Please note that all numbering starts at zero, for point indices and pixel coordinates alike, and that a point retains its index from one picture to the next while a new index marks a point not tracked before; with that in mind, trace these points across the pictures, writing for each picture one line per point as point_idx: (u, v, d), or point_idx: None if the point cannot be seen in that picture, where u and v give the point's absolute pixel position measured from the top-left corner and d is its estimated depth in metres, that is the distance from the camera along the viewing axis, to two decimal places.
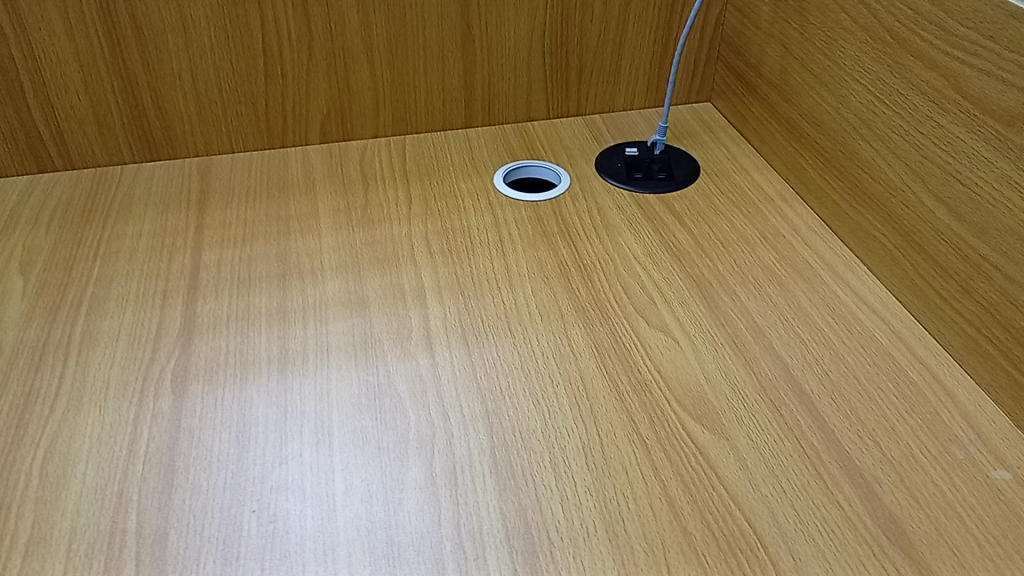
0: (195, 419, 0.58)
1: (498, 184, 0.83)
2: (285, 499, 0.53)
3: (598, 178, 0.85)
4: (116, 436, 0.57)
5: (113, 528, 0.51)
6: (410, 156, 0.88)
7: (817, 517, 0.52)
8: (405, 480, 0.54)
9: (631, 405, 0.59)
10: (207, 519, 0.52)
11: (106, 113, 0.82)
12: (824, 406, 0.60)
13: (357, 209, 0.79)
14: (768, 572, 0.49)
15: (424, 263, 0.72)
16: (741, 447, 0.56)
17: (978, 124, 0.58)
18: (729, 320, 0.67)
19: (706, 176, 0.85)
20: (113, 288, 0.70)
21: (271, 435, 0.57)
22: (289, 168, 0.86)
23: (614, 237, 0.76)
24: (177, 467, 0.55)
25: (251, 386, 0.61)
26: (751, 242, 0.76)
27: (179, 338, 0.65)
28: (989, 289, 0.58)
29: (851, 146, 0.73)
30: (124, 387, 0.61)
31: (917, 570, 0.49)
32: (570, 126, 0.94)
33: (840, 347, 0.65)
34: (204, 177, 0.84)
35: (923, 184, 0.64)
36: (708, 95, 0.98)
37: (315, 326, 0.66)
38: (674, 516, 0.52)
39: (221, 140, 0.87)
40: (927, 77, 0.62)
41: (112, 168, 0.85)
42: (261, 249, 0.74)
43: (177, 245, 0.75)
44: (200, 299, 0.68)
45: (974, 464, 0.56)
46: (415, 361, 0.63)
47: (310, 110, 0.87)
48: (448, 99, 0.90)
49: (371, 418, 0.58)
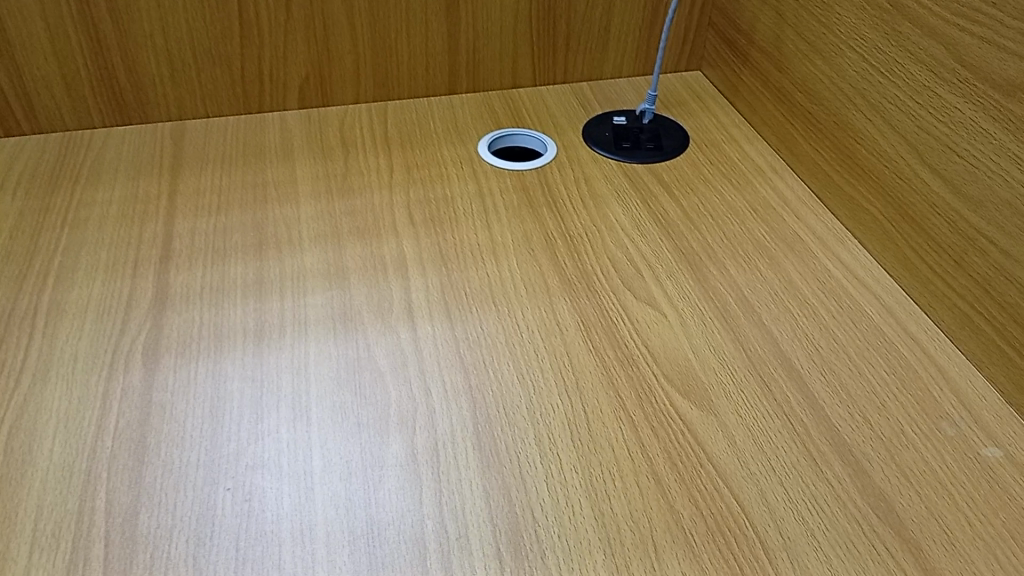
0: (167, 393, 0.56)
1: (483, 152, 0.81)
2: (260, 477, 0.51)
3: (585, 147, 0.83)
4: (84, 411, 0.55)
5: (82, 506, 0.49)
6: (392, 123, 0.85)
7: (806, 496, 0.51)
8: (385, 457, 0.52)
9: (618, 380, 0.58)
10: (179, 498, 0.50)
11: (75, 75, 0.78)
12: (813, 382, 0.58)
13: (337, 177, 0.77)
14: (756, 551, 0.48)
15: (406, 233, 0.70)
16: (730, 424, 0.55)
17: (977, 94, 0.56)
18: (718, 294, 0.66)
19: (695, 147, 0.84)
20: (82, 256, 0.67)
21: (246, 411, 0.55)
22: (267, 134, 0.83)
23: (601, 208, 0.75)
24: (149, 443, 0.53)
25: (225, 359, 0.59)
26: (741, 214, 0.74)
27: (150, 310, 0.62)
28: (983, 264, 0.57)
29: (845, 116, 0.71)
30: (93, 360, 0.58)
31: (907, 549, 0.48)
32: (557, 94, 0.92)
33: (830, 322, 0.63)
34: (178, 142, 0.81)
35: (918, 156, 0.63)
36: (698, 64, 0.96)
37: (293, 297, 0.64)
38: (661, 494, 0.51)
39: (195, 104, 0.83)
40: (926, 46, 0.60)
41: (81, 133, 0.82)
42: (237, 218, 0.71)
43: (149, 213, 0.72)
44: (172, 269, 0.66)
45: (965, 442, 0.55)
46: (396, 334, 0.61)
47: (288, 74, 0.84)
48: (431, 64, 0.87)
49: (350, 393, 0.57)
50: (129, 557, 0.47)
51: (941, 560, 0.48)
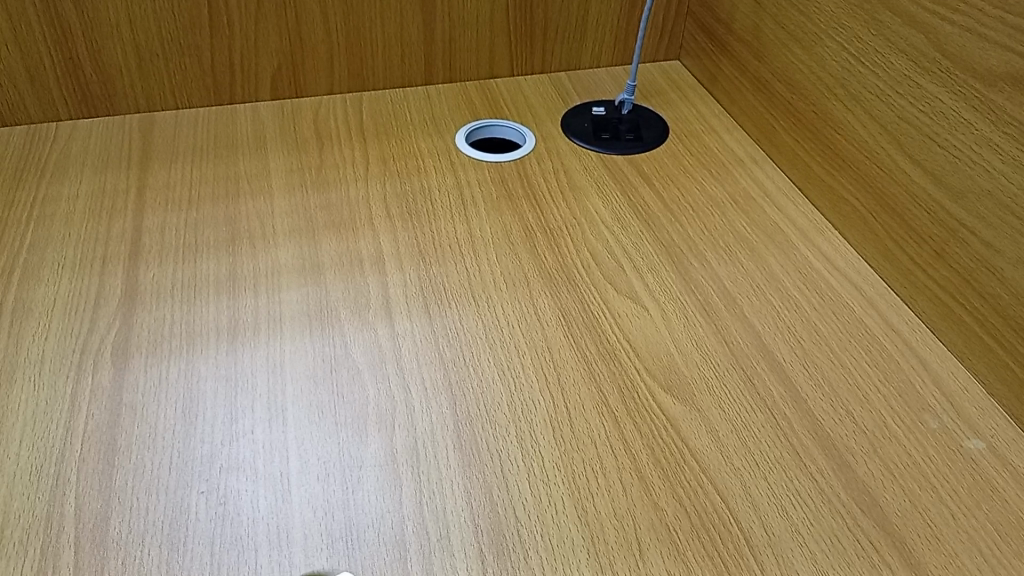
0: (138, 394, 0.55)
1: (460, 144, 0.80)
2: (235, 479, 0.50)
3: (564, 139, 0.82)
4: (52, 414, 0.53)
5: (50, 512, 0.48)
6: (367, 114, 0.84)
7: (790, 490, 0.51)
8: (363, 457, 0.51)
9: (600, 375, 0.57)
10: (152, 502, 0.49)
11: (38, 66, 0.76)
12: (796, 375, 0.58)
13: (311, 169, 0.75)
14: (741, 547, 0.48)
15: (382, 227, 0.69)
16: (713, 418, 0.55)
17: (958, 84, 0.56)
18: (699, 286, 0.65)
19: (674, 137, 0.83)
20: (48, 253, 0.65)
21: (220, 411, 0.54)
22: (239, 126, 0.81)
23: (581, 200, 0.74)
24: (119, 446, 0.51)
25: (198, 358, 0.57)
26: (721, 205, 0.74)
27: (119, 308, 0.61)
28: (964, 254, 0.57)
29: (825, 106, 0.70)
30: (60, 360, 0.57)
31: (892, 544, 0.48)
32: (535, 84, 0.91)
33: (812, 314, 0.63)
34: (147, 135, 0.79)
35: (899, 146, 0.62)
36: (677, 53, 0.95)
37: (267, 293, 0.62)
38: (645, 491, 0.50)
39: (164, 95, 0.81)
40: (906, 35, 0.60)
41: (46, 125, 0.80)
42: (208, 213, 0.70)
43: (118, 208, 0.70)
44: (142, 265, 0.64)
45: (947, 434, 0.55)
46: (373, 331, 0.60)
47: (260, 65, 0.82)
48: (407, 55, 0.86)
49: (327, 392, 0.55)
50: (99, 564, 0.45)
51: (925, 553, 0.48)
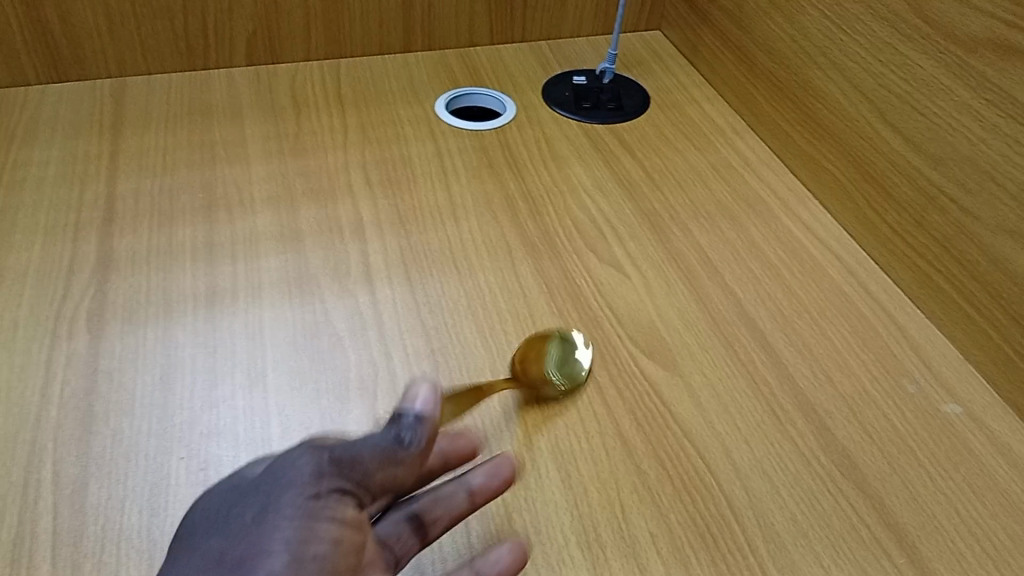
0: (115, 361, 0.54)
1: (440, 112, 0.79)
2: (217, 445, 0.49)
3: (545, 107, 0.81)
4: (26, 380, 0.52)
5: (27, 479, 0.47)
6: (345, 82, 0.82)
7: (771, 453, 0.51)
8: (346, 423, 0.51)
9: (583, 342, 0.57)
10: (132, 468, 0.48)
11: (5, 27, 0.74)
12: (776, 341, 0.58)
13: (289, 136, 0.74)
14: (723, 509, 0.48)
15: (362, 195, 0.68)
16: (695, 384, 0.55)
17: (940, 50, 0.56)
18: (681, 255, 0.65)
19: (656, 107, 0.83)
20: (18, 219, 0.64)
21: (200, 377, 0.53)
22: (214, 92, 0.79)
23: (563, 169, 0.73)
24: (96, 412, 0.51)
25: (176, 325, 0.56)
26: (703, 174, 0.74)
27: (94, 275, 0.59)
28: (942, 221, 0.58)
29: (806, 75, 0.71)
30: (34, 327, 0.55)
31: (870, 505, 0.49)
32: (515, 53, 0.90)
33: (792, 282, 0.63)
34: (119, 100, 0.77)
35: (879, 114, 0.62)
36: (657, 23, 0.95)
37: (246, 260, 0.61)
38: (628, 455, 0.51)
39: (136, 60, 0.80)
40: (888, 2, 0.60)
41: (14, 90, 0.78)
42: (184, 179, 0.68)
43: (90, 173, 0.68)
44: (117, 232, 0.63)
45: (925, 398, 0.55)
46: (354, 298, 0.59)
47: (235, 29, 0.80)
48: (385, 21, 0.85)
49: (308, 358, 0.55)
50: (79, 530, 0.45)
51: (903, 514, 0.49)
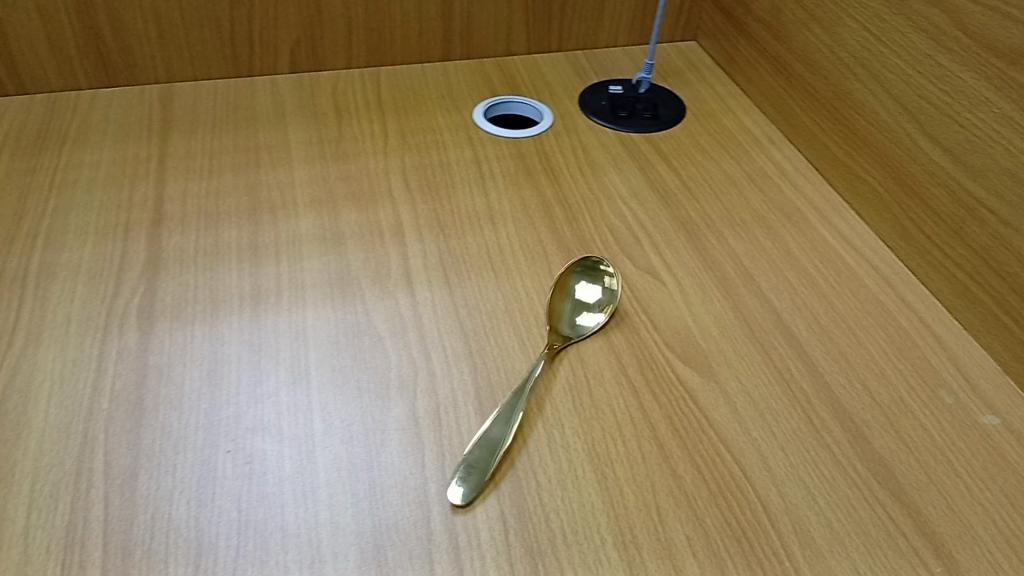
0: (163, 356, 0.55)
1: (478, 119, 0.80)
2: (261, 439, 0.51)
3: (581, 116, 0.82)
4: (79, 373, 0.54)
5: (79, 468, 0.49)
6: (385, 89, 0.84)
7: (807, 460, 0.51)
8: (386, 421, 0.52)
9: (619, 347, 0.58)
10: (180, 459, 0.49)
11: (60, 33, 0.76)
12: (812, 350, 0.59)
13: (331, 141, 0.76)
14: (759, 514, 0.48)
15: (402, 199, 0.70)
16: (730, 390, 0.55)
17: (980, 62, 0.56)
18: (716, 262, 0.66)
19: (692, 117, 0.83)
20: (71, 219, 0.66)
21: (245, 373, 0.55)
22: (258, 98, 0.81)
23: (599, 176, 0.74)
24: (146, 405, 0.52)
25: (222, 323, 0.58)
26: (738, 184, 0.74)
27: (143, 274, 0.61)
28: (981, 232, 0.58)
29: (844, 86, 0.71)
30: (86, 322, 0.57)
31: (906, 514, 0.49)
32: (552, 62, 0.91)
33: (828, 291, 0.64)
34: (166, 105, 0.80)
35: (918, 125, 0.63)
36: (694, 34, 0.96)
37: (289, 262, 0.63)
38: (664, 458, 0.51)
39: (184, 67, 0.82)
40: (929, 14, 0.60)
41: (67, 94, 0.80)
42: (230, 182, 0.70)
43: (140, 175, 0.71)
44: (165, 232, 0.65)
45: (962, 409, 0.55)
46: (394, 300, 0.60)
47: (279, 38, 0.82)
48: (425, 30, 0.86)
49: (350, 357, 0.56)
50: (128, 519, 0.46)
51: (940, 523, 0.49)
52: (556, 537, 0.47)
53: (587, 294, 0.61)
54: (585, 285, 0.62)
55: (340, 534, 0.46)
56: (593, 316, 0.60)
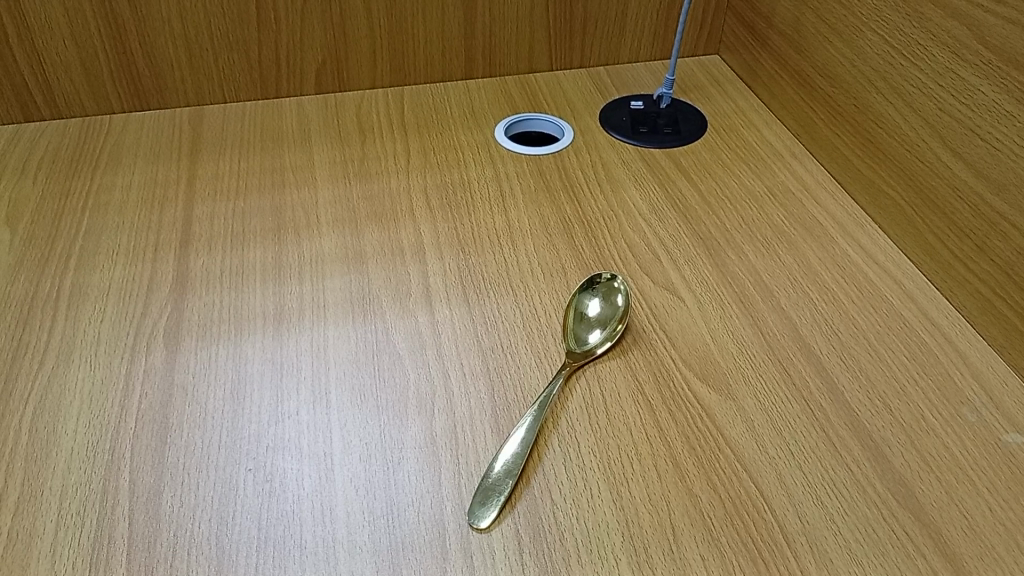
0: (188, 375, 0.57)
1: (500, 137, 0.81)
2: (282, 458, 0.52)
3: (602, 132, 0.82)
4: (107, 392, 0.56)
5: (106, 486, 0.50)
6: (408, 108, 0.85)
7: (825, 480, 0.51)
8: (404, 440, 0.53)
9: (636, 364, 0.58)
10: (202, 478, 0.50)
11: (93, 59, 0.79)
12: (832, 367, 0.58)
13: (354, 161, 0.77)
14: (775, 534, 0.48)
15: (423, 218, 0.70)
16: (748, 408, 0.55)
17: (1001, 75, 0.56)
18: (736, 278, 0.65)
19: (714, 131, 0.83)
20: (103, 240, 0.68)
21: (267, 391, 0.56)
22: (284, 119, 0.83)
23: (618, 193, 0.74)
24: (171, 424, 0.54)
25: (245, 342, 0.59)
26: (759, 198, 0.74)
27: (171, 294, 0.63)
28: (1005, 248, 0.57)
29: (866, 99, 0.70)
30: (115, 343, 0.59)
31: (927, 535, 0.48)
32: (574, 78, 0.91)
33: (850, 306, 0.63)
34: (196, 127, 0.82)
35: (940, 139, 0.62)
36: (716, 47, 0.95)
37: (312, 281, 0.64)
38: (680, 478, 0.51)
39: (213, 90, 0.84)
40: (949, 27, 0.60)
41: (101, 118, 0.83)
42: (255, 203, 0.72)
43: (169, 197, 0.72)
44: (192, 253, 0.67)
45: (986, 427, 0.55)
46: (414, 318, 0.61)
47: (305, 59, 0.84)
48: (447, 49, 0.87)
49: (369, 376, 0.57)
50: (152, 536, 0.47)
51: (961, 545, 0.48)
52: (570, 556, 0.47)
53: (595, 310, 0.62)
54: (594, 301, 0.62)
55: (356, 551, 0.47)
56: (594, 331, 0.60)
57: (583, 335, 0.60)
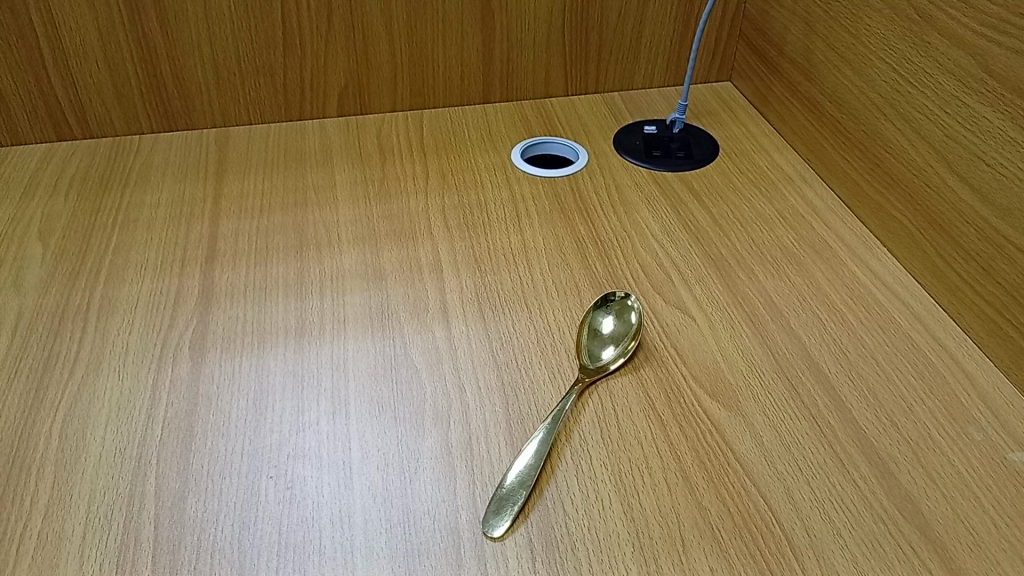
0: (213, 385, 0.58)
1: (516, 159, 0.83)
2: (302, 466, 0.53)
3: (616, 155, 0.84)
4: (135, 400, 0.57)
5: (132, 491, 0.52)
6: (427, 131, 0.88)
7: (832, 495, 0.52)
8: (420, 450, 0.54)
9: (648, 381, 0.59)
10: (226, 484, 0.52)
11: (125, 81, 0.82)
12: (840, 385, 0.59)
13: (374, 182, 0.79)
14: (782, 546, 0.49)
15: (441, 236, 0.72)
16: (757, 424, 0.56)
17: (1005, 103, 0.57)
18: (746, 298, 0.67)
19: (725, 156, 0.85)
20: (132, 255, 0.70)
21: (288, 402, 0.57)
22: (307, 140, 0.86)
23: (632, 215, 0.76)
24: (196, 432, 0.55)
25: (268, 354, 0.61)
26: (770, 221, 0.76)
27: (197, 307, 0.65)
28: (1010, 270, 0.58)
29: (874, 125, 0.72)
30: (143, 353, 0.61)
31: (933, 550, 0.49)
32: (589, 103, 0.94)
33: (859, 327, 0.64)
34: (222, 147, 0.84)
35: (947, 165, 0.63)
36: (728, 74, 0.98)
37: (332, 297, 0.66)
38: (690, 491, 0.52)
39: (240, 112, 0.87)
40: (954, 56, 0.62)
41: (130, 138, 0.86)
42: (279, 220, 0.74)
43: (196, 214, 0.75)
44: (217, 268, 0.69)
45: (992, 446, 0.55)
46: (431, 333, 0.63)
47: (328, 83, 0.87)
48: (466, 74, 0.90)
49: (387, 388, 0.59)
50: (177, 539, 0.49)
51: (966, 560, 0.49)
52: (582, 564, 0.48)
53: (609, 328, 0.63)
54: (608, 319, 0.64)
55: (373, 557, 0.48)
56: (607, 347, 0.61)
57: (597, 351, 0.61)
